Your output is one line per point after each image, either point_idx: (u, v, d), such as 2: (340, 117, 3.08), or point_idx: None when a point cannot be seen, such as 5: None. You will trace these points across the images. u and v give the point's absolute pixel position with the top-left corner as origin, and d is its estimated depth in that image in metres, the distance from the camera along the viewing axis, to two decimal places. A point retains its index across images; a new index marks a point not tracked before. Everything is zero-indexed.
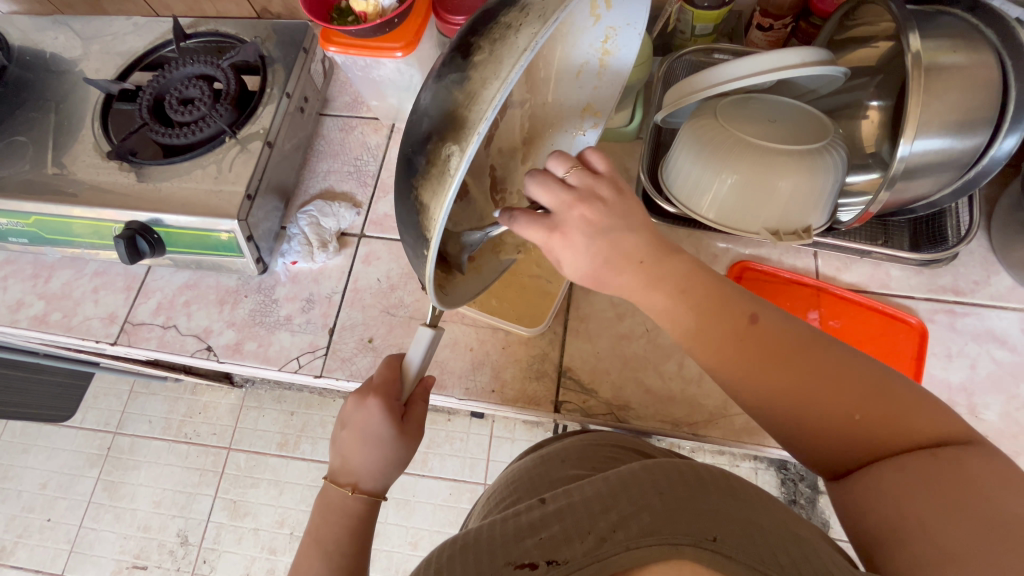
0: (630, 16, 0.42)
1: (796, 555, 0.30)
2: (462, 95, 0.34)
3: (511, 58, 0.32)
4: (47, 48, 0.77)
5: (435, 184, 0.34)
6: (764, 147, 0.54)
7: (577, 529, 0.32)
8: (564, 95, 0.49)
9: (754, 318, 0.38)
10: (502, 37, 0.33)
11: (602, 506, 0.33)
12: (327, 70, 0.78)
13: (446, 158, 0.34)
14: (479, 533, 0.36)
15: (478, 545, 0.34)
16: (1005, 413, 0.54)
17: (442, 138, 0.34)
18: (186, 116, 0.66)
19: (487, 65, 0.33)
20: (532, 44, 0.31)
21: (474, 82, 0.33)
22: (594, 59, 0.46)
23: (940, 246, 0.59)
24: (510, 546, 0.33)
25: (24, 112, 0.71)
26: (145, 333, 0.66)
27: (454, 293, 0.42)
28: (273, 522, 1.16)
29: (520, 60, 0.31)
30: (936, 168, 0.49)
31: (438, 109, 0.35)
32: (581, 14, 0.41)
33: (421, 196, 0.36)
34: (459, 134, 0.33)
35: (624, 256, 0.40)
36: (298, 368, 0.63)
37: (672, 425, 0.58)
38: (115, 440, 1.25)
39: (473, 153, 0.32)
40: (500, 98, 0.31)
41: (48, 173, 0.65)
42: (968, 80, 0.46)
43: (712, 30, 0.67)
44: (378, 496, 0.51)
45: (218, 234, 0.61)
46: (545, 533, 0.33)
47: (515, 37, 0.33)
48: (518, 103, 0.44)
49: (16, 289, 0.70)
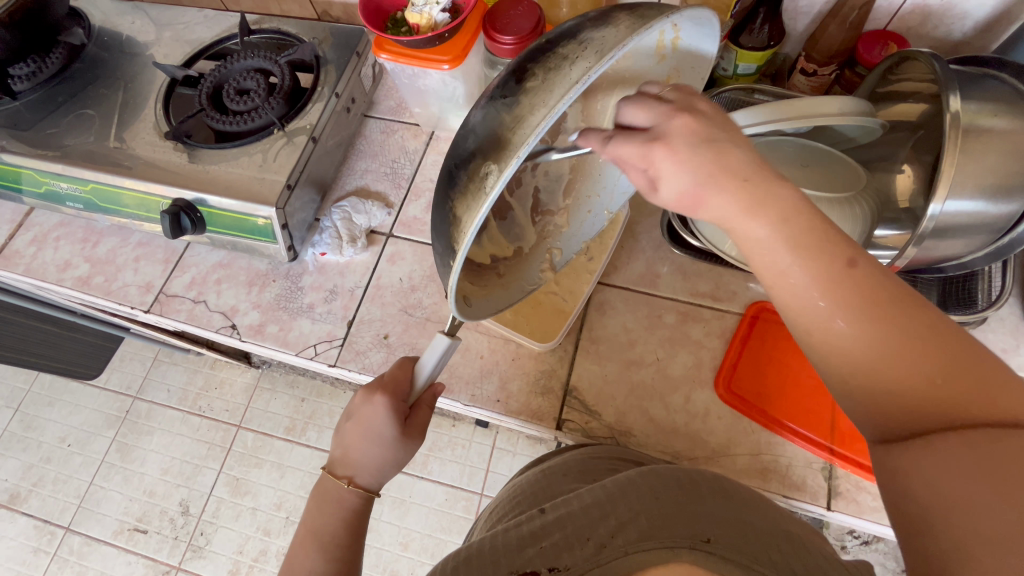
0: (694, 64, 0.47)
1: (786, 554, 0.35)
2: (511, 118, 0.35)
3: (562, 88, 0.33)
4: (124, 31, 0.83)
5: (471, 195, 0.36)
6: (798, 191, 0.54)
7: (577, 536, 0.37)
8: None
9: (851, 262, 0.34)
10: (558, 67, 0.35)
11: (601, 513, 0.38)
12: (376, 75, 0.82)
13: (484, 175, 0.35)
14: (482, 546, 0.40)
15: (481, 557, 0.38)
16: None
17: (483, 155, 0.36)
18: (241, 105, 0.70)
19: (538, 92, 0.35)
20: (585, 77, 0.32)
21: (522, 106, 0.35)
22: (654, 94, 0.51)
23: (968, 309, 0.58)
24: (516, 555, 0.37)
25: (95, 87, 0.76)
26: (176, 305, 0.70)
27: (479, 305, 0.45)
28: (271, 504, 1.19)
29: (571, 91, 0.32)
30: (967, 230, 0.48)
31: (483, 126, 0.37)
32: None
33: (456, 209, 0.38)
34: (501, 153, 0.35)
35: (709, 204, 0.36)
36: (313, 355, 0.65)
37: (672, 456, 0.57)
38: (135, 404, 1.31)
39: (512, 174, 0.33)
40: (545, 126, 0.32)
41: (110, 146, 0.70)
42: (1008, 146, 0.46)
43: (754, 71, 0.69)
44: (372, 493, 0.52)
45: (256, 219, 0.65)
46: (546, 542, 0.37)
47: (568, 69, 0.34)
48: None
49: (66, 250, 0.75)
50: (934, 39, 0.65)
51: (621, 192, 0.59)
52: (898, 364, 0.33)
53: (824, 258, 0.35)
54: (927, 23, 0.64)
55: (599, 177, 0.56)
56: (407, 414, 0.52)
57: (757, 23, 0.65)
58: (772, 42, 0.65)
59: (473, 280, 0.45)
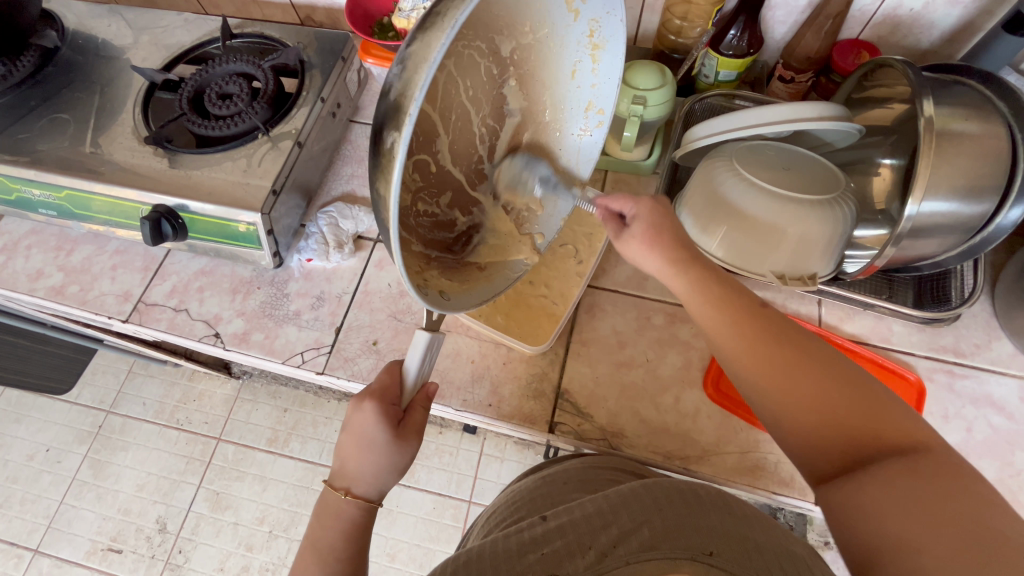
0: (607, 5, 0.43)
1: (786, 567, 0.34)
2: (401, 82, 0.34)
3: (438, 35, 0.32)
4: (99, 34, 0.80)
5: (385, 172, 0.35)
6: (778, 194, 0.56)
7: (579, 543, 0.37)
8: (564, 96, 0.51)
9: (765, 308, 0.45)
10: (432, 25, 0.33)
11: (602, 522, 0.38)
12: (362, 79, 0.81)
13: (390, 145, 0.34)
14: (482, 550, 0.40)
15: (480, 561, 0.38)
16: (998, 479, 0.53)
17: (387, 128, 0.35)
18: (223, 110, 0.69)
19: (418, 51, 0.33)
20: (454, 22, 0.32)
21: (407, 68, 0.34)
22: (586, 56, 0.47)
23: (943, 306, 0.60)
24: (514, 559, 0.37)
25: (70, 91, 0.74)
26: (157, 314, 0.68)
27: (457, 298, 0.45)
28: (254, 519, 1.16)
29: (443, 38, 0.32)
30: (940, 229, 0.50)
31: (387, 103, 0.35)
32: (555, 9, 0.43)
33: (376, 187, 0.37)
34: (398, 119, 0.34)
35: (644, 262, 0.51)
36: (301, 363, 0.64)
37: (664, 457, 0.58)
38: (108, 419, 1.26)
39: (410, 133, 0.32)
40: (427, 78, 0.32)
41: (85, 151, 0.68)
42: (978, 148, 0.48)
43: (734, 77, 0.70)
44: (373, 502, 0.51)
45: (237, 225, 0.63)
46: (547, 548, 0.37)
47: (442, 19, 0.33)
48: (519, 109, 0.50)
49: (38, 259, 0.72)
50: (903, 48, 0.68)
51: (587, 158, 0.56)
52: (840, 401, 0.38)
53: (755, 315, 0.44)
54: (896, 33, 0.66)
55: (560, 152, 0.55)
56: (399, 417, 0.51)
57: (736, 31, 0.66)
58: (751, 50, 0.67)
59: (448, 277, 0.47)
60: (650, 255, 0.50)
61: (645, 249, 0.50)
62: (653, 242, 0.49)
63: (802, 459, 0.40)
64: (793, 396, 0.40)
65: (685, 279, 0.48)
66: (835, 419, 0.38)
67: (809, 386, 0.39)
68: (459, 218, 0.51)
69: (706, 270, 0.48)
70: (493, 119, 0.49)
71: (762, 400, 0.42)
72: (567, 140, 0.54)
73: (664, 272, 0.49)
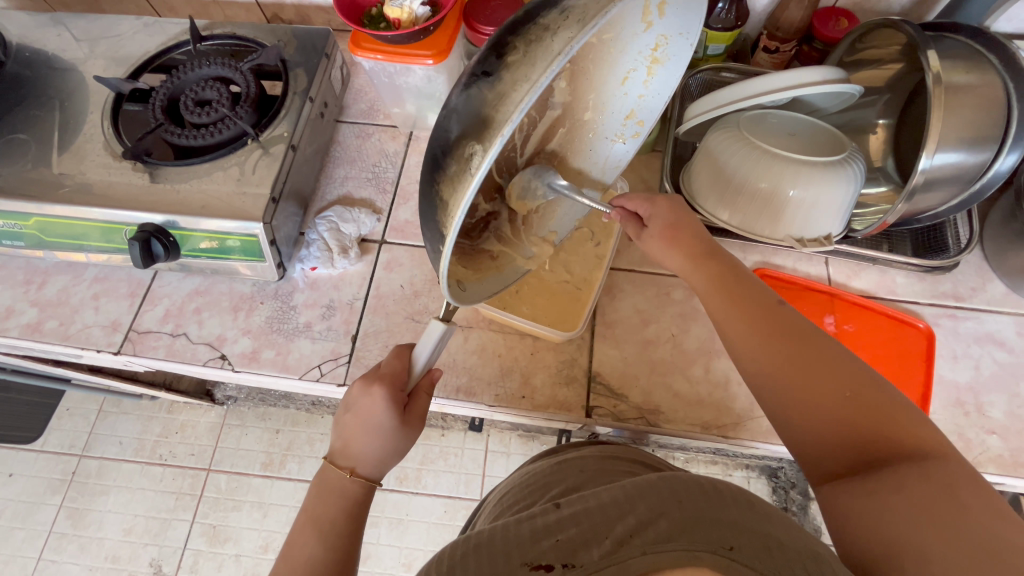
0: (682, 25, 0.43)
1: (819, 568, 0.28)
2: (492, 94, 0.34)
3: (545, 61, 0.32)
4: (48, 46, 0.74)
5: (457, 180, 0.35)
6: (788, 159, 0.57)
7: (593, 532, 0.30)
8: (609, 100, 0.48)
9: (781, 304, 0.45)
10: (540, 41, 0.34)
11: (619, 511, 0.30)
12: (345, 77, 0.78)
13: (469, 157, 0.34)
14: (491, 535, 0.32)
15: (492, 546, 0.31)
16: (1009, 410, 0.57)
17: (467, 136, 0.35)
18: (203, 117, 0.64)
19: (522, 66, 0.34)
20: (566, 50, 0.31)
21: (505, 82, 0.34)
22: (642, 67, 0.46)
23: (941, 254, 0.64)
24: (526, 545, 0.31)
25: (24, 109, 0.68)
26: (152, 342, 0.63)
27: (474, 289, 0.45)
28: (256, 548, 1.10)
29: (552, 65, 0.31)
30: (947, 181, 0.52)
31: (466, 104, 0.35)
32: (631, 20, 0.41)
33: (443, 192, 0.37)
34: (484, 133, 0.34)
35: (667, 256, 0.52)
36: (320, 376, 0.61)
37: (702, 427, 0.58)
38: (82, 463, 1.17)
39: (495, 154, 0.31)
40: (527, 101, 0.31)
41: (52, 173, 0.62)
42: (977, 100, 0.51)
43: (723, 50, 0.72)
44: (373, 482, 0.49)
45: (197, 236, 0.60)
46: (562, 534, 0.30)
47: (551, 41, 0.33)
48: (563, 103, 0.45)
49: (5, 296, 0.66)
50: (877, 13, 0.71)
51: (613, 165, 0.56)
52: (843, 404, 0.38)
53: (768, 311, 0.45)
54: None
55: (588, 152, 0.53)
56: (406, 402, 0.49)
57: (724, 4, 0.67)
58: (738, 23, 0.68)
59: (465, 264, 0.45)
60: (670, 253, 0.52)
61: (665, 247, 0.52)
62: (674, 240, 0.51)
63: (806, 456, 0.40)
64: (784, 383, 0.41)
65: (704, 276, 0.49)
66: (840, 415, 0.38)
67: (813, 381, 0.40)
68: (481, 204, 0.46)
69: (722, 266, 0.49)
70: (536, 110, 0.42)
71: (767, 393, 0.42)
72: (600, 143, 0.53)
73: (686, 269, 0.51)
